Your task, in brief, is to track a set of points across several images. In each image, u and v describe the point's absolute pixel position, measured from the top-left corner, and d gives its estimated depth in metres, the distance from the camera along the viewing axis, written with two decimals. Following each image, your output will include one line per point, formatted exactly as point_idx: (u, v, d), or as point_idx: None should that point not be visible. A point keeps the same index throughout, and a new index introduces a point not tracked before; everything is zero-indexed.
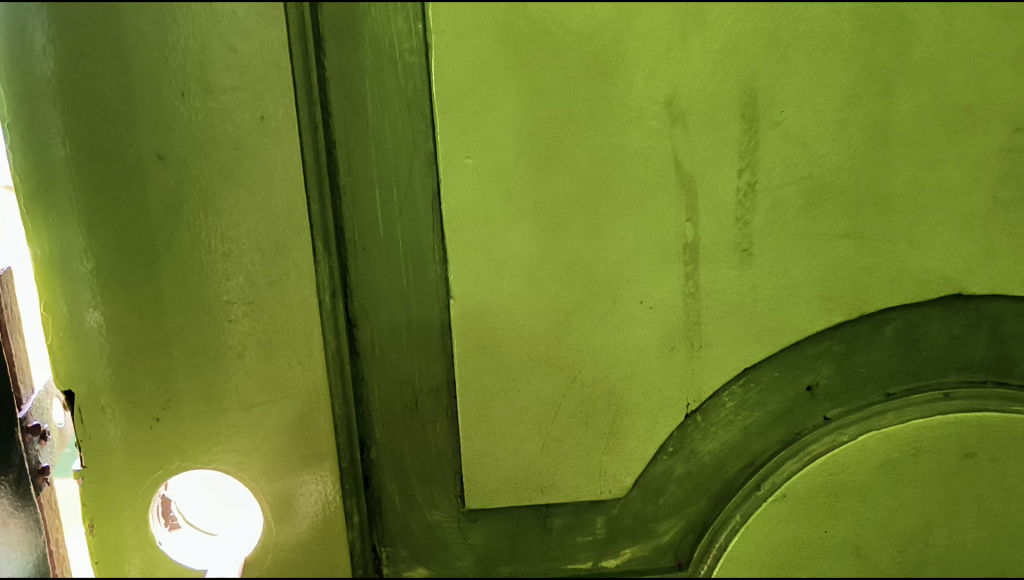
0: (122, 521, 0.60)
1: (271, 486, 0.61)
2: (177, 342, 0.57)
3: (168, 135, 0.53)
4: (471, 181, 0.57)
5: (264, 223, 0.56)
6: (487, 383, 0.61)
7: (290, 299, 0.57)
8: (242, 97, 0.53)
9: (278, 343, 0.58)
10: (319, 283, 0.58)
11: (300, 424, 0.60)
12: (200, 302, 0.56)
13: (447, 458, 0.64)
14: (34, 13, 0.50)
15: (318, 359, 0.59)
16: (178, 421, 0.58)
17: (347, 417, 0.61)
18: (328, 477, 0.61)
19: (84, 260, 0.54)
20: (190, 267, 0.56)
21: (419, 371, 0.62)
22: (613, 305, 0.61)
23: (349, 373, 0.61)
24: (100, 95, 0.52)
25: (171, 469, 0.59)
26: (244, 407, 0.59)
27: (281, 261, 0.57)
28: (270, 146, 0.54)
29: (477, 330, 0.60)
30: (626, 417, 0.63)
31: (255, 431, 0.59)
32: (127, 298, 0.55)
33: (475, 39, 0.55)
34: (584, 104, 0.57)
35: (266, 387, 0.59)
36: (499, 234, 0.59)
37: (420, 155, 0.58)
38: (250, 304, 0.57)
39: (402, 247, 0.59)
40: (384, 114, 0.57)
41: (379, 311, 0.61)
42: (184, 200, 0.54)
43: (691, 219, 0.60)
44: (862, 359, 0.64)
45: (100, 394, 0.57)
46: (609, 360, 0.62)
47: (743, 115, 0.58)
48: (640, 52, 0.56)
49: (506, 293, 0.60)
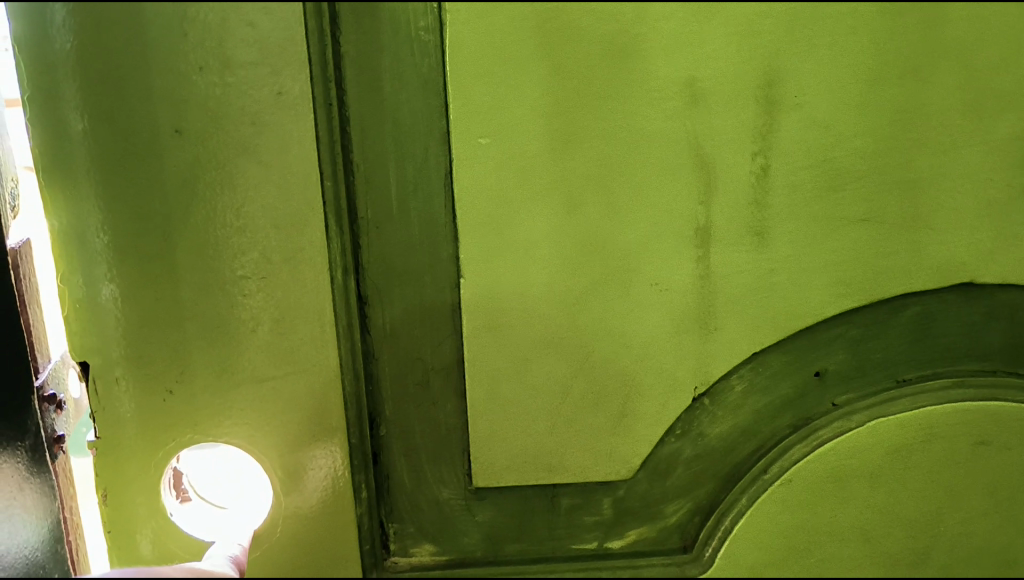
0: (135, 492, 0.61)
1: (282, 460, 0.61)
2: (191, 316, 0.57)
3: (184, 110, 0.53)
4: (486, 161, 0.58)
5: (279, 199, 0.56)
6: (497, 363, 0.61)
7: (303, 274, 0.58)
8: (260, 72, 0.53)
9: (291, 318, 0.59)
10: (331, 260, 0.58)
11: (311, 398, 0.60)
12: (214, 276, 0.57)
13: (456, 437, 0.64)
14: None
15: (330, 335, 0.59)
16: (191, 394, 0.59)
17: (357, 393, 0.61)
18: (337, 452, 0.62)
19: (100, 234, 0.55)
20: (205, 241, 0.56)
21: (429, 349, 0.62)
22: (626, 287, 0.61)
23: (359, 350, 0.61)
24: (120, 69, 0.52)
25: (184, 441, 0.60)
26: (256, 381, 0.59)
27: (295, 238, 0.57)
28: (286, 123, 0.55)
29: (489, 309, 0.60)
30: (637, 400, 0.63)
31: (266, 404, 0.60)
32: (143, 272, 0.56)
33: (494, 17, 0.55)
34: (599, 83, 0.57)
35: (278, 361, 0.59)
36: (512, 213, 0.59)
37: (435, 134, 0.58)
38: (263, 280, 0.58)
39: (415, 225, 0.60)
40: (400, 91, 0.57)
41: (391, 289, 0.61)
42: (200, 174, 0.55)
43: (706, 202, 0.60)
44: (875, 346, 0.64)
45: (114, 366, 0.58)
46: (621, 342, 0.62)
47: (759, 98, 0.58)
48: (654, 32, 0.57)
49: (518, 273, 0.60)
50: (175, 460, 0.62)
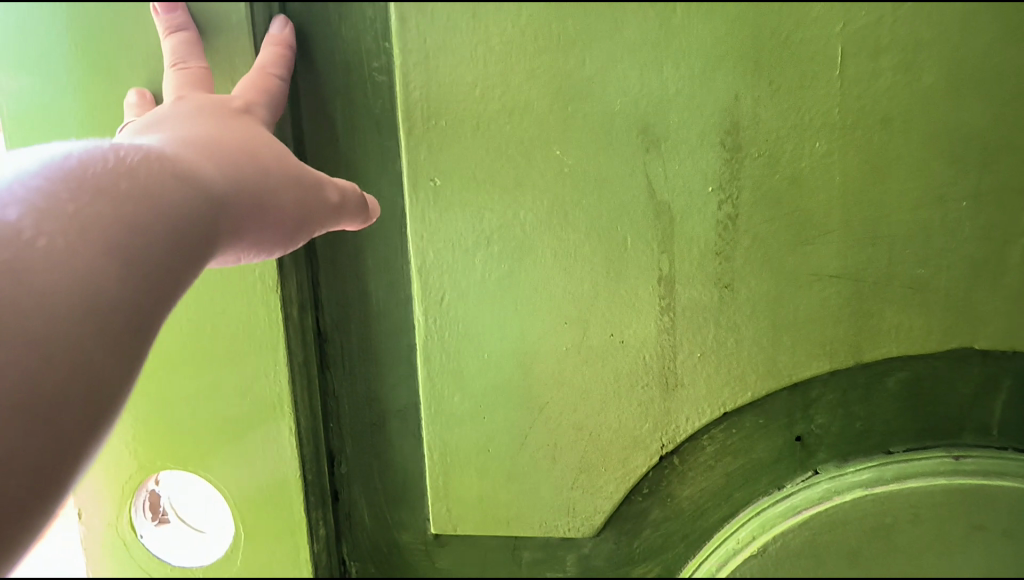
0: (109, 512, 0.63)
1: (239, 489, 0.62)
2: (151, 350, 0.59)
3: None
4: (438, 205, 0.58)
5: None
6: (454, 407, 0.61)
7: (255, 311, 0.58)
8: None
9: (241, 352, 0.59)
10: (284, 298, 0.58)
11: (261, 430, 0.60)
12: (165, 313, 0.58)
13: (416, 479, 0.64)
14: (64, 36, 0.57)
15: (279, 374, 0.59)
16: (154, 423, 0.61)
17: (314, 429, 0.62)
18: (287, 486, 0.62)
19: None
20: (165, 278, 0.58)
21: (388, 389, 0.63)
22: (583, 334, 0.59)
23: (314, 388, 0.62)
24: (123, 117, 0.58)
25: (146, 468, 0.62)
26: (215, 413, 0.60)
27: (246, 275, 0.57)
28: None
29: (443, 352, 0.60)
30: (597, 452, 0.61)
31: (222, 439, 0.61)
32: None
33: (443, 60, 0.55)
34: (552, 127, 0.56)
35: (236, 396, 0.60)
36: (465, 258, 0.58)
37: (390, 174, 0.59)
38: (217, 316, 0.58)
39: (374, 268, 0.60)
40: (356, 132, 0.58)
41: (349, 329, 0.62)
42: None
43: (666, 251, 0.57)
44: (862, 412, 0.59)
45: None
46: (579, 392, 0.60)
47: (722, 143, 0.55)
48: (609, 76, 0.55)
49: (473, 317, 0.59)
50: (151, 483, 0.63)
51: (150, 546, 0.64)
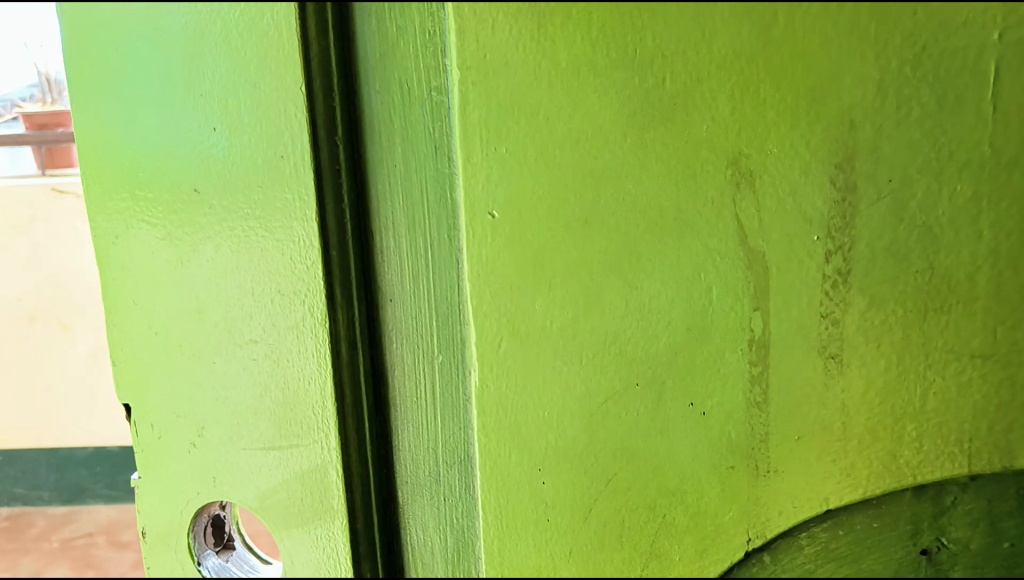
0: (167, 535, 0.59)
1: (286, 534, 0.58)
2: (211, 376, 0.55)
3: (205, 172, 0.51)
4: (496, 240, 0.50)
5: (285, 266, 0.52)
6: (508, 469, 0.53)
7: (306, 349, 0.54)
8: (261, 137, 0.50)
9: (291, 388, 0.55)
10: (333, 334, 0.53)
11: (312, 474, 0.56)
12: (222, 343, 0.54)
13: (473, 536, 0.58)
14: (139, 127, 0.50)
15: (329, 417, 0.55)
16: (214, 449, 0.57)
17: (365, 474, 0.57)
18: (334, 541, 0.57)
19: (156, 290, 0.54)
20: (228, 300, 0.53)
21: (444, 437, 0.56)
22: (657, 400, 0.50)
23: (365, 435, 0.56)
24: (200, 146, 0.50)
25: (203, 497, 0.58)
26: (266, 447, 0.56)
27: (295, 306, 0.53)
28: (285, 194, 0.51)
29: (500, 407, 0.52)
30: (669, 537, 0.52)
31: (275, 474, 0.57)
32: (178, 317, 0.54)
33: (504, 75, 0.48)
34: (625, 156, 0.47)
35: (284, 430, 0.56)
36: (523, 302, 0.51)
37: (445, 204, 0.52)
38: (272, 346, 0.54)
39: (429, 304, 0.54)
40: (413, 157, 0.52)
41: (405, 367, 0.56)
42: (221, 235, 0.52)
43: (759, 308, 0.47)
44: (1010, 526, 0.49)
45: (149, 413, 0.57)
46: (652, 465, 0.51)
47: (834, 183, 0.45)
48: (694, 96, 0.46)
49: (532, 370, 0.51)
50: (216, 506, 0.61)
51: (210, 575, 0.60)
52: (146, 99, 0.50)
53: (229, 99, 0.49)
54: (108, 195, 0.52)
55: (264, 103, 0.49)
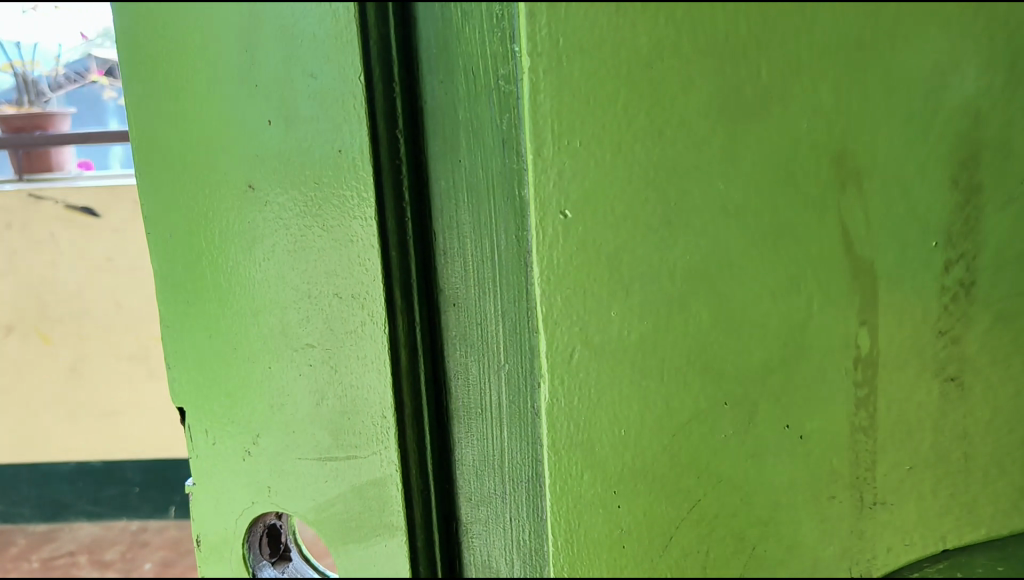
0: (216, 550, 0.51)
1: (343, 552, 0.50)
2: (260, 385, 0.48)
3: (257, 164, 0.45)
4: (570, 244, 0.46)
5: (344, 264, 0.46)
6: (582, 492, 0.49)
7: (369, 357, 0.47)
8: (319, 128, 0.44)
9: (354, 400, 0.48)
10: (393, 339, 0.47)
11: (370, 488, 0.49)
12: (277, 349, 0.47)
13: (543, 560, 0.53)
14: (187, 120, 0.45)
15: (392, 427, 0.48)
16: (262, 464, 0.49)
17: (426, 492, 0.51)
18: (395, 560, 0.50)
19: (209, 293, 0.48)
20: (282, 302, 0.47)
21: (513, 454, 0.51)
22: (748, 421, 0.45)
23: (427, 467, 0.51)
24: (253, 138, 0.45)
25: (255, 508, 0.50)
26: (319, 466, 0.49)
27: (354, 310, 0.47)
28: (344, 188, 0.45)
29: (572, 423, 0.48)
30: (758, 569, 0.47)
31: (331, 494, 0.49)
32: (228, 322, 0.48)
33: (580, 62, 0.43)
34: (712, 153, 0.43)
35: (342, 440, 0.48)
36: (600, 311, 0.46)
37: (511, 204, 0.47)
38: (330, 354, 0.47)
39: (495, 309, 0.49)
40: (479, 151, 0.47)
41: (469, 385, 0.51)
42: (276, 232, 0.46)
43: (868, 323, 0.43)
44: None
45: (206, 414, 0.49)
46: (741, 493, 0.46)
47: (959, 189, 0.41)
48: (793, 85, 0.41)
49: (605, 385, 0.47)
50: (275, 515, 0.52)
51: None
52: (200, 89, 0.45)
53: (287, 88, 0.44)
54: (154, 187, 0.46)
55: (328, 100, 0.44)
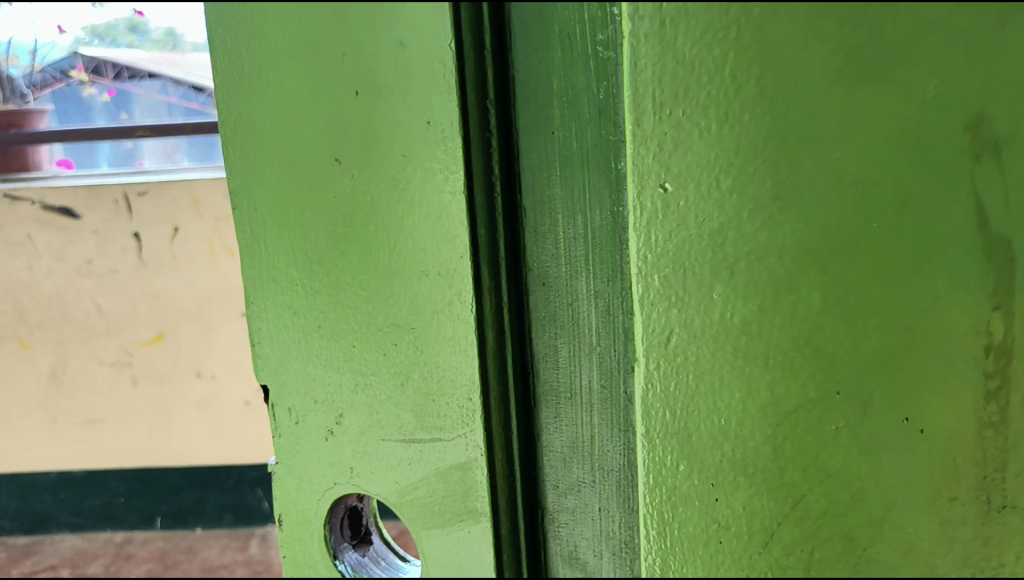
0: (298, 549, 0.49)
1: (426, 536, 0.47)
2: (345, 365, 0.46)
3: (346, 136, 0.43)
4: (670, 220, 0.43)
5: (434, 238, 0.44)
6: (678, 482, 0.47)
7: (455, 336, 0.45)
8: (408, 98, 0.42)
9: (440, 382, 0.45)
10: (480, 318, 0.45)
11: (455, 471, 0.46)
12: (363, 328, 0.45)
13: (633, 555, 0.50)
14: (274, 97, 0.43)
15: (478, 408, 0.46)
16: (345, 447, 0.47)
17: (512, 477, 0.49)
18: (481, 547, 0.47)
19: (290, 271, 0.46)
20: (368, 280, 0.45)
21: (604, 442, 0.49)
22: (861, 412, 0.42)
23: (513, 454, 0.49)
24: (340, 110, 0.43)
25: (336, 491, 0.47)
26: (403, 451, 0.46)
27: (444, 289, 0.44)
28: (434, 159, 0.43)
29: (667, 409, 0.46)
30: (869, 575, 0.44)
31: (414, 479, 0.47)
32: (313, 300, 0.46)
33: (684, 26, 0.41)
34: (828, 120, 0.39)
35: (426, 422, 0.46)
36: (703, 292, 0.44)
37: (609, 177, 0.45)
38: (415, 332, 0.45)
39: (588, 288, 0.47)
40: (574, 121, 0.45)
41: (558, 368, 0.49)
42: (361, 207, 0.44)
43: (1001, 307, 0.40)
44: None
45: (285, 394, 0.47)
46: (853, 489, 0.43)
47: None
48: (919, 48, 0.38)
49: (706, 370, 0.45)
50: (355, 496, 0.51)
51: (349, 573, 0.49)
52: (286, 58, 0.43)
53: (374, 58, 0.42)
54: (240, 162, 0.45)
55: (415, 72, 0.42)
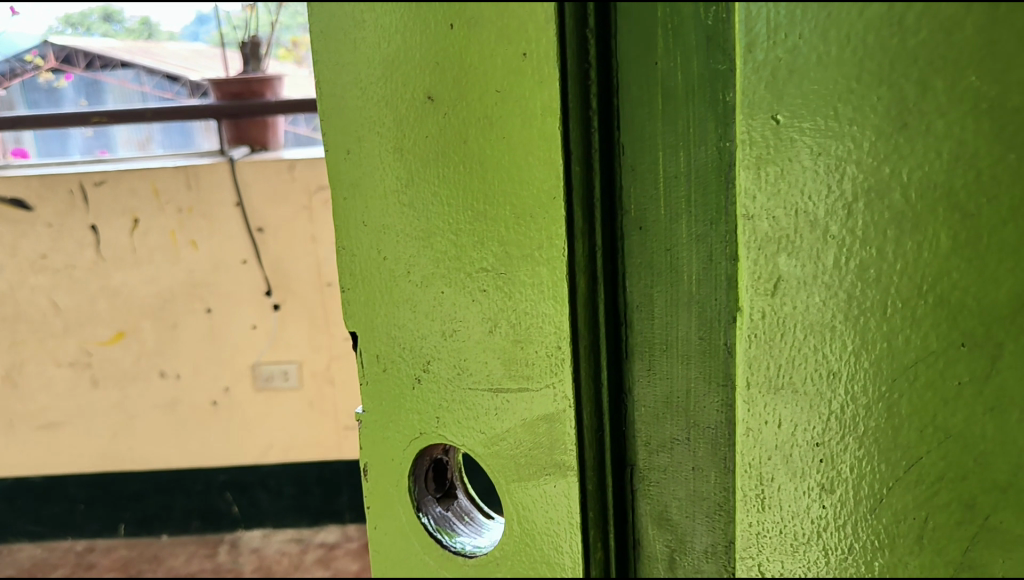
0: (384, 505, 0.47)
1: (508, 492, 0.44)
2: (436, 311, 0.43)
3: (440, 69, 0.40)
4: (782, 155, 0.41)
5: (521, 176, 0.41)
6: (784, 438, 0.44)
7: (542, 281, 0.41)
8: (503, 24, 0.39)
9: (527, 329, 0.42)
10: (573, 264, 0.42)
11: (542, 423, 0.43)
12: (451, 271, 0.43)
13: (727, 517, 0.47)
14: (364, 27, 0.41)
15: (567, 356, 0.42)
16: (433, 395, 0.45)
17: (603, 432, 0.46)
18: (565, 506, 0.44)
19: (376, 212, 0.43)
20: (459, 220, 0.42)
21: (703, 395, 0.47)
22: (991, 366, 0.40)
23: (603, 410, 0.46)
24: (432, 41, 0.40)
25: (422, 441, 0.45)
26: (489, 402, 0.43)
27: (531, 230, 0.41)
28: (528, 91, 0.40)
29: (772, 357, 0.44)
30: (988, 544, 0.42)
31: (500, 430, 0.44)
32: (402, 241, 0.43)
33: None
34: (966, 41, 0.37)
35: (511, 369, 0.43)
36: (820, 233, 0.41)
37: (716, 109, 0.43)
38: (502, 277, 0.42)
39: (689, 228, 0.44)
40: (679, 51, 0.42)
41: (654, 317, 0.47)
42: (452, 144, 0.41)
43: None
44: None
45: (374, 338, 0.45)
46: (976, 452, 0.41)
47: None
48: None
49: (816, 320, 0.42)
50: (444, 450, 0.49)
51: (432, 527, 0.47)
52: None
53: None
54: (327, 95, 0.42)
55: None
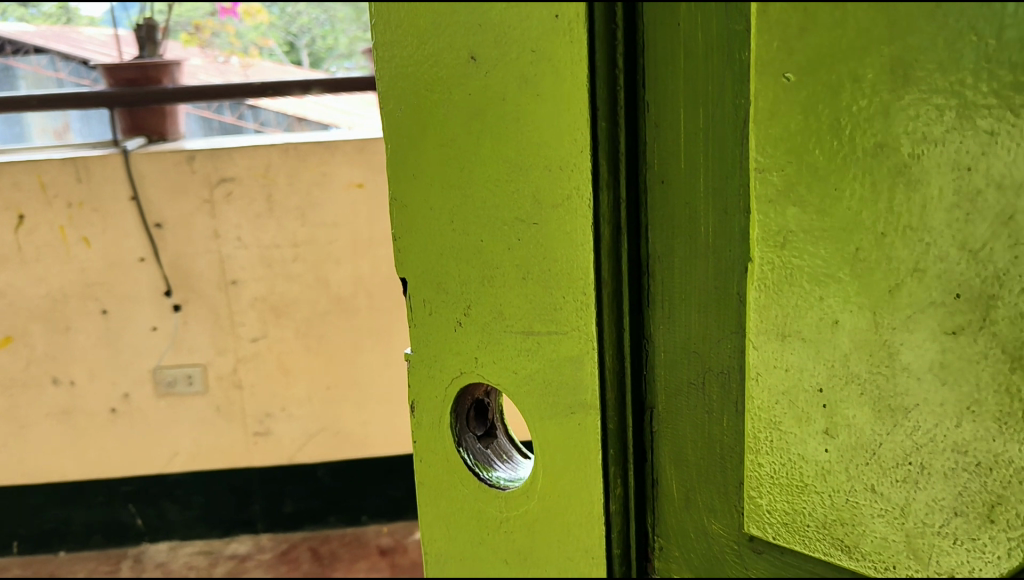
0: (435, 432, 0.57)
1: (540, 428, 0.52)
2: (484, 255, 0.50)
3: (485, 31, 0.46)
4: (788, 110, 0.41)
5: (549, 128, 0.46)
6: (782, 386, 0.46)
7: (571, 229, 0.47)
8: None
9: (557, 270, 0.48)
10: (597, 212, 0.47)
11: (568, 365, 0.50)
12: (492, 218, 0.49)
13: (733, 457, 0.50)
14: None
15: (592, 298, 0.48)
16: (481, 330, 0.52)
17: (617, 370, 0.50)
18: (587, 438, 0.51)
19: (427, 168, 0.50)
20: (497, 174, 0.48)
21: (714, 342, 0.49)
22: (985, 319, 0.39)
23: (625, 351, 0.51)
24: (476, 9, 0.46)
25: (462, 380, 0.54)
26: (522, 336, 0.51)
27: (563, 181, 0.46)
28: (566, 50, 0.44)
29: (776, 308, 0.45)
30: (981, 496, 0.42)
31: (528, 363, 0.51)
32: (447, 194, 0.50)
33: None
34: None
35: (544, 314, 0.50)
36: (822, 186, 0.41)
37: (732, 68, 0.43)
38: (537, 226, 0.48)
39: (705, 177, 0.46)
40: (699, 11, 0.44)
41: (673, 267, 0.49)
42: (492, 103, 0.47)
43: None
44: None
45: (425, 284, 0.53)
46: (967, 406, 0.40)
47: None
48: None
49: (814, 275, 0.43)
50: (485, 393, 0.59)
51: (472, 461, 0.57)
52: None
53: None
54: (389, 58, 0.50)
55: None
